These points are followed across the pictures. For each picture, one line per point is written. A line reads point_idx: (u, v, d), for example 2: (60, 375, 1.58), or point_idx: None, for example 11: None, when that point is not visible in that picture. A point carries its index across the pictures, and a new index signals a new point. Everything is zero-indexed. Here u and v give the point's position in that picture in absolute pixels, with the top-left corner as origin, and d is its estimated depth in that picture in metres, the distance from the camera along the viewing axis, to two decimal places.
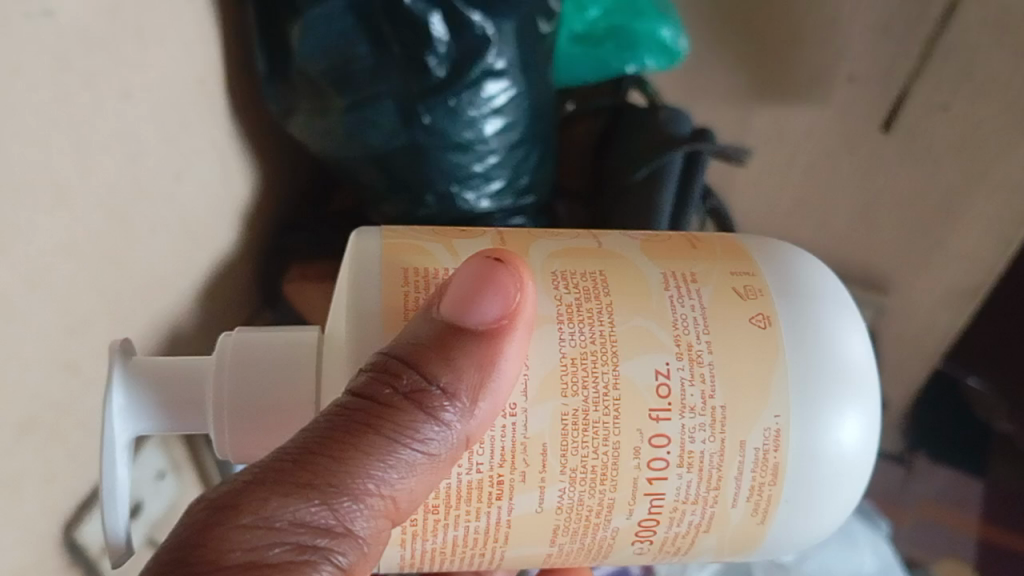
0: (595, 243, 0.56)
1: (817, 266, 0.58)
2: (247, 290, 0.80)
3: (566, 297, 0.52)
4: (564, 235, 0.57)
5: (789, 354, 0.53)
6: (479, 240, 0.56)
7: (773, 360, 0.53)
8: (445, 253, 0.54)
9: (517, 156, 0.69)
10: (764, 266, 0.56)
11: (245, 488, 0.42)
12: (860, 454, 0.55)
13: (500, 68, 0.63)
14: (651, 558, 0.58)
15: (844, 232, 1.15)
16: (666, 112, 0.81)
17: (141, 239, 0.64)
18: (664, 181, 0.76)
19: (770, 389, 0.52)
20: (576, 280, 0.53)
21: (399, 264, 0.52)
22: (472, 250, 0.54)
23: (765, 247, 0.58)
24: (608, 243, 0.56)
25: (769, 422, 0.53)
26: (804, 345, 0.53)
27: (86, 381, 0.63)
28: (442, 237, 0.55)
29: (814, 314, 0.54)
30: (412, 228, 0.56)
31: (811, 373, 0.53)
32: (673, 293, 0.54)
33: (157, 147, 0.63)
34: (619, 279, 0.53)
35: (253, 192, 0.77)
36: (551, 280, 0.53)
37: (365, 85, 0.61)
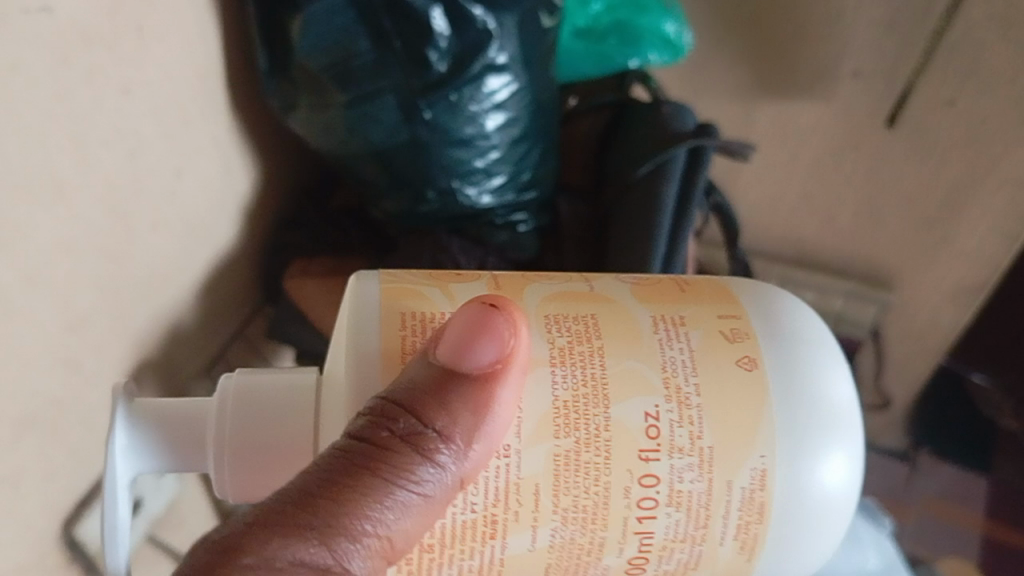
0: (587, 286, 0.56)
1: (802, 309, 0.58)
2: (249, 288, 0.80)
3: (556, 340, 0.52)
4: (556, 278, 0.57)
5: (775, 398, 0.53)
6: (474, 283, 0.55)
7: (762, 404, 0.53)
8: (442, 298, 0.53)
9: (518, 152, 0.68)
10: (750, 309, 0.56)
11: (245, 531, 0.41)
12: (843, 492, 0.55)
13: (501, 63, 0.62)
14: None
15: (848, 228, 1.14)
16: (671, 108, 0.80)
17: (141, 235, 0.64)
18: (666, 177, 0.75)
19: (758, 433, 0.52)
20: (568, 325, 0.53)
21: (397, 309, 0.52)
22: (467, 295, 0.54)
23: (750, 289, 0.58)
24: (599, 286, 0.56)
25: (756, 462, 0.52)
26: (790, 389, 0.53)
27: (89, 375, 0.63)
28: (438, 281, 0.55)
29: (801, 358, 0.54)
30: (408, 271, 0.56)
31: (798, 417, 0.53)
32: (662, 335, 0.53)
33: (157, 142, 0.63)
34: (619, 329, 0.53)
35: (255, 188, 0.77)
36: (545, 323, 0.53)
37: (366, 80, 0.60)
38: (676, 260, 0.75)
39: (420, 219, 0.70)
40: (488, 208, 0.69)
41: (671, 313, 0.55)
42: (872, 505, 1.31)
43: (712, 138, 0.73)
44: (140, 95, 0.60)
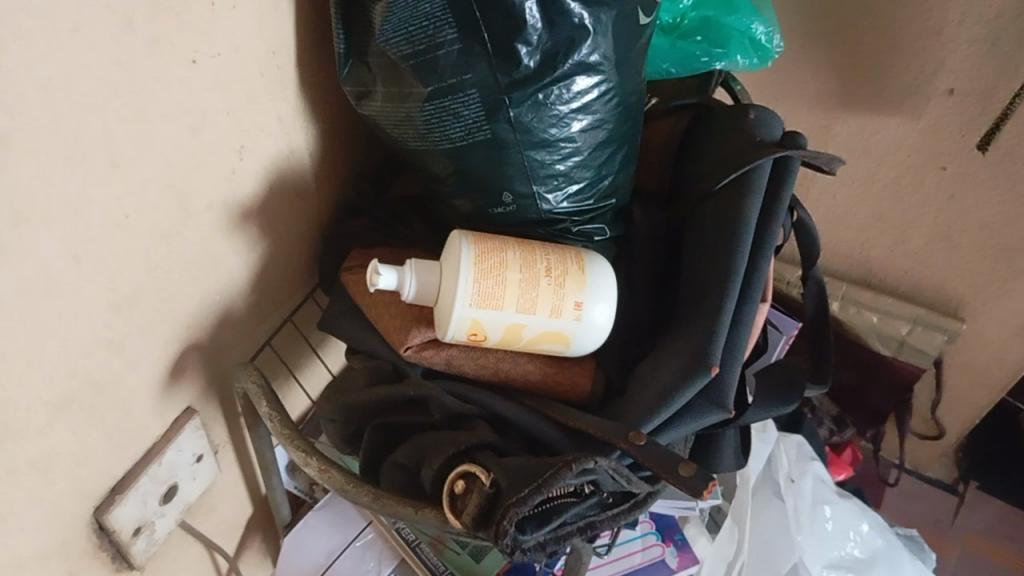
0: (478, 288, 0.57)
1: (535, 286, 0.58)
2: (305, 275, 0.76)
3: (516, 275, 0.58)
4: (506, 310, 0.58)
5: (445, 311, 0.58)
6: (488, 288, 0.57)
7: (443, 306, 0.58)
8: (479, 307, 0.57)
9: (602, 156, 0.64)
10: (453, 273, 0.58)
11: None
12: (577, 324, 0.60)
13: (594, 61, 0.59)
14: (585, 277, 0.60)
15: (922, 251, 1.09)
16: (757, 114, 0.75)
17: (198, 214, 0.61)
18: (751, 188, 0.68)
19: (503, 319, 0.58)
20: (485, 262, 0.58)
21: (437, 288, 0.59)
22: (488, 306, 0.58)
23: (454, 262, 0.58)
24: (492, 295, 0.57)
25: (489, 337, 0.59)
26: (500, 331, 0.59)
27: (133, 358, 0.60)
28: (474, 283, 0.57)
29: (529, 311, 0.58)
30: (480, 271, 0.58)
31: (528, 323, 0.59)
32: (523, 297, 0.58)
33: (221, 119, 0.59)
34: (499, 280, 0.58)
35: (324, 173, 0.73)
36: (484, 279, 0.58)
37: (450, 73, 0.57)
38: (758, 280, 0.66)
39: (492, 223, 0.65)
40: (565, 217, 0.65)
41: (539, 258, 0.60)
42: (915, 536, 1.26)
43: (800, 145, 0.67)
44: (207, 66, 0.56)
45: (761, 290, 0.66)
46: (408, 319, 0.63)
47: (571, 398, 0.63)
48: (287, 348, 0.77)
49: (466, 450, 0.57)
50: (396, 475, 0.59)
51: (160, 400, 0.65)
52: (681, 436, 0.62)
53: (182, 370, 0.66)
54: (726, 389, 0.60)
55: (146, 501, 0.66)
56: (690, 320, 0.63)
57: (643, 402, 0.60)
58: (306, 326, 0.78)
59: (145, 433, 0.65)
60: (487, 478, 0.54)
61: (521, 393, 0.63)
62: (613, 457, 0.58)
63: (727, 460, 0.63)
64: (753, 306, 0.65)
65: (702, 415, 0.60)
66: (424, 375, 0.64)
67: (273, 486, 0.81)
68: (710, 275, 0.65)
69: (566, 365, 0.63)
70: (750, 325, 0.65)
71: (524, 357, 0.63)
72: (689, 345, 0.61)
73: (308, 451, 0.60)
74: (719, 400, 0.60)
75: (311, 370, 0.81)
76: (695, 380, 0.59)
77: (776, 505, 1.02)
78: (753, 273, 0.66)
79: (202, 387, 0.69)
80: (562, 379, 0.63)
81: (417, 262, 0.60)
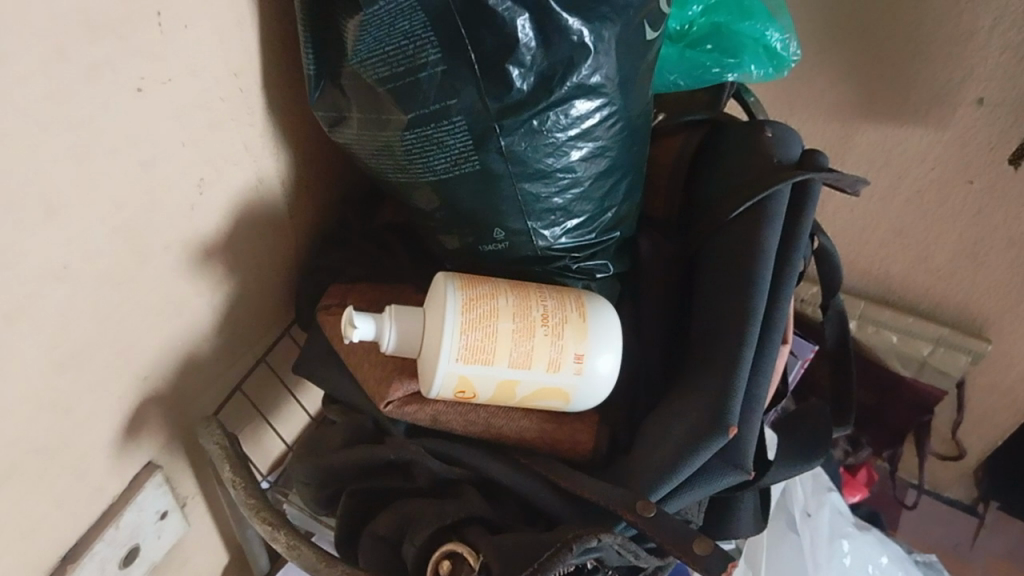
0: (464, 342, 0.51)
1: (531, 338, 0.52)
2: (278, 311, 0.69)
3: (508, 325, 0.52)
4: (498, 366, 0.51)
5: (429, 368, 0.52)
6: (477, 342, 0.51)
7: (426, 362, 0.52)
8: (467, 364, 0.51)
9: (605, 186, 0.58)
10: (436, 324, 0.52)
11: None
12: (578, 379, 0.53)
13: (596, 83, 0.52)
14: (587, 323, 0.54)
15: (945, 268, 1.02)
16: (774, 132, 0.69)
17: (153, 257, 0.54)
18: (770, 218, 0.61)
19: (494, 377, 0.52)
20: (474, 312, 0.51)
21: (419, 340, 0.53)
22: (476, 362, 0.51)
23: (438, 311, 0.52)
24: (482, 350, 0.51)
25: (478, 395, 0.53)
26: (490, 389, 0.52)
27: (84, 418, 0.54)
28: (460, 336, 0.51)
29: (523, 367, 0.52)
30: (468, 322, 0.51)
31: (522, 380, 0.52)
32: (516, 352, 0.51)
33: (178, 151, 0.53)
34: (489, 332, 0.51)
35: (301, 203, 0.67)
36: (472, 331, 0.51)
37: (433, 98, 0.50)
38: (779, 320, 0.59)
39: (483, 261, 0.59)
40: (564, 253, 0.59)
41: (535, 303, 0.53)
42: (936, 563, 1.20)
43: (822, 168, 0.61)
44: (155, 95, 0.49)
45: (782, 331, 0.59)
46: (388, 370, 0.56)
47: (572, 456, 0.57)
48: (260, 392, 0.70)
49: (453, 525, 0.50)
50: (377, 549, 0.52)
51: (117, 458, 0.59)
52: (694, 501, 0.55)
53: (141, 424, 0.60)
54: (744, 448, 0.54)
55: (103, 568, 0.59)
56: (703, 368, 0.57)
57: (653, 466, 0.53)
58: (282, 366, 0.72)
59: (100, 496, 0.58)
60: (475, 562, 0.48)
61: (517, 451, 0.56)
62: (617, 529, 0.51)
63: (745, 525, 0.57)
64: (773, 350, 0.58)
65: (717, 477, 0.53)
66: (407, 433, 0.57)
67: (247, 537, 0.75)
68: (725, 315, 0.58)
69: (565, 420, 0.56)
70: (770, 371, 0.58)
71: (519, 412, 0.56)
72: (704, 397, 0.54)
73: (275, 523, 0.54)
74: (737, 460, 0.53)
75: (288, 412, 0.75)
76: (711, 441, 0.52)
77: (790, 542, 0.96)
78: (773, 313, 0.59)
79: (165, 439, 0.63)
80: (562, 436, 0.56)
81: (397, 309, 0.53)
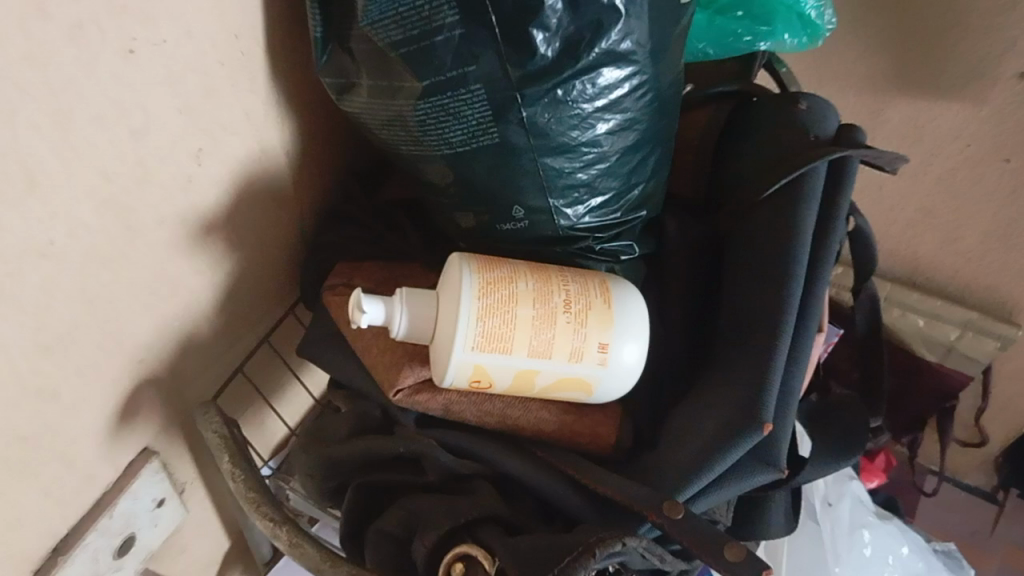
0: (480, 330, 0.47)
1: (552, 325, 0.48)
2: (281, 290, 0.66)
3: (527, 312, 0.48)
4: (517, 355, 0.48)
5: (441, 357, 0.48)
6: (494, 329, 0.47)
7: (439, 350, 0.48)
8: (483, 353, 0.47)
9: (632, 162, 0.54)
10: (451, 309, 0.48)
11: None
12: (601, 370, 0.50)
13: (626, 50, 0.48)
14: (612, 309, 0.50)
15: (976, 251, 0.98)
16: (809, 104, 0.65)
17: (145, 232, 0.50)
18: (807, 197, 0.57)
19: (512, 368, 0.48)
20: (490, 297, 0.48)
21: (432, 326, 0.49)
22: (492, 351, 0.47)
23: (452, 297, 0.48)
24: (499, 338, 0.47)
25: (494, 386, 0.49)
26: (507, 380, 0.49)
27: (72, 404, 0.50)
28: (476, 323, 0.47)
29: (544, 357, 0.48)
30: (485, 308, 0.47)
31: (542, 371, 0.49)
32: (536, 341, 0.48)
33: (171, 119, 0.49)
34: (507, 319, 0.47)
35: (306, 175, 0.63)
36: (489, 318, 0.47)
37: (449, 64, 0.46)
38: (815, 307, 0.55)
39: (500, 240, 0.55)
40: (587, 234, 0.55)
41: (557, 288, 0.50)
42: (956, 553, 1.16)
43: (862, 144, 0.57)
44: (148, 57, 0.46)
45: (817, 318, 0.56)
46: (397, 356, 0.53)
47: (592, 449, 0.53)
48: (263, 374, 0.67)
49: (466, 525, 0.47)
50: (381, 546, 0.49)
51: (109, 444, 0.55)
52: (723, 501, 0.52)
53: (135, 409, 0.56)
54: (777, 445, 0.50)
55: (96, 559, 0.56)
56: (734, 358, 0.53)
57: (681, 463, 0.50)
58: (285, 347, 0.68)
59: (91, 484, 0.55)
60: (490, 567, 0.45)
61: (534, 444, 0.53)
62: (640, 531, 0.48)
63: (776, 526, 0.54)
64: (808, 338, 0.54)
65: (748, 477, 0.50)
66: (417, 424, 0.54)
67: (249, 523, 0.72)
68: (758, 302, 0.54)
69: (585, 412, 0.53)
70: (806, 362, 0.54)
71: (537, 403, 0.53)
72: (736, 389, 0.51)
73: (277, 519, 0.50)
74: (770, 457, 0.50)
75: (291, 394, 0.71)
76: (744, 438, 0.48)
77: (807, 534, 0.92)
78: (809, 300, 0.55)
79: (161, 424, 0.60)
80: (582, 429, 0.53)
81: (408, 292, 0.49)
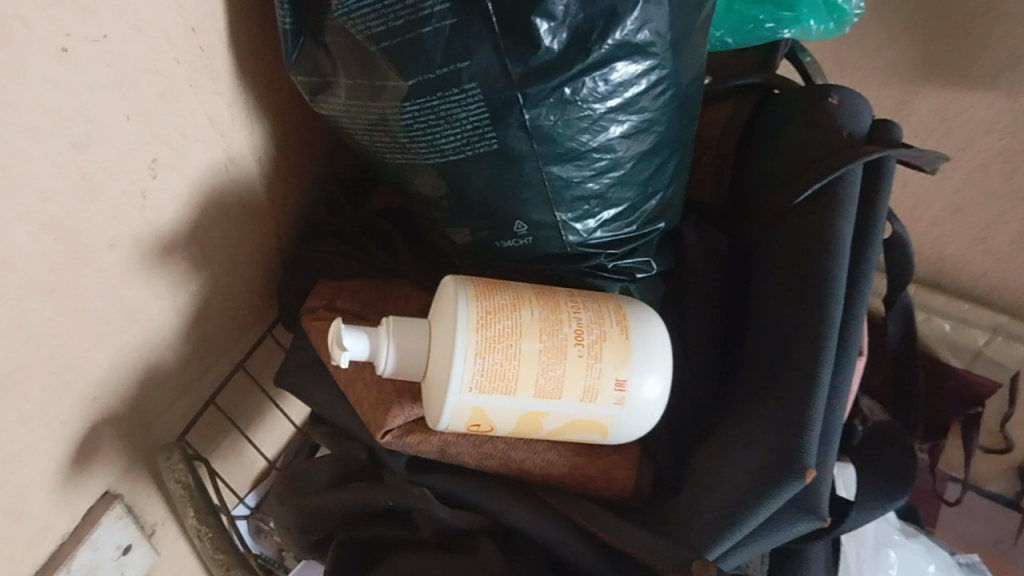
0: (479, 368, 0.41)
1: (562, 361, 0.42)
2: (256, 310, 0.59)
3: (533, 345, 0.42)
4: (521, 396, 0.42)
5: (435, 399, 0.42)
6: (494, 366, 0.41)
7: (433, 390, 0.42)
8: (482, 395, 0.41)
9: (649, 169, 0.47)
10: (445, 342, 0.42)
11: None
12: (618, 410, 0.43)
13: (643, 42, 0.42)
14: (630, 338, 0.43)
15: (1006, 251, 0.91)
16: (842, 99, 0.58)
17: (95, 254, 0.44)
18: (846, 202, 0.50)
19: (515, 410, 0.42)
20: (490, 329, 0.41)
21: (423, 361, 0.43)
22: (493, 392, 0.41)
23: (446, 329, 0.42)
24: (500, 377, 0.41)
25: (495, 429, 0.43)
26: (510, 423, 0.43)
27: (15, 452, 0.44)
28: (474, 360, 0.41)
29: (553, 397, 0.42)
30: (483, 342, 0.41)
31: (550, 412, 0.42)
32: (543, 379, 0.42)
33: (121, 126, 0.42)
34: (510, 354, 0.41)
35: (282, 183, 0.57)
36: (489, 353, 0.41)
37: (440, 60, 0.40)
38: (855, 328, 0.49)
39: (500, 258, 0.49)
40: (598, 250, 0.48)
41: (566, 316, 0.43)
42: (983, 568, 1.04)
43: (904, 144, 0.50)
44: (87, 56, 0.39)
45: (858, 341, 0.50)
46: (386, 392, 0.47)
47: (607, 495, 0.47)
48: (237, 402, 0.60)
49: None
50: None
51: (63, 492, 0.49)
52: (757, 553, 0.45)
53: (92, 452, 0.50)
54: (818, 491, 0.44)
55: None
56: (765, 390, 0.47)
57: (708, 515, 0.44)
58: (262, 372, 0.62)
59: (44, 538, 0.49)
60: None
61: (542, 490, 0.47)
62: None
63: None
64: (850, 365, 0.48)
65: (786, 526, 0.44)
66: (409, 468, 0.47)
67: None
68: (792, 325, 0.48)
69: (599, 452, 0.47)
70: (848, 391, 0.48)
71: (544, 443, 0.46)
72: (770, 428, 0.44)
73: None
74: (809, 503, 0.44)
75: (268, 422, 0.65)
76: (784, 487, 0.42)
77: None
78: (850, 321, 0.49)
79: (124, 465, 0.53)
80: (596, 472, 0.46)
81: (396, 321, 0.43)
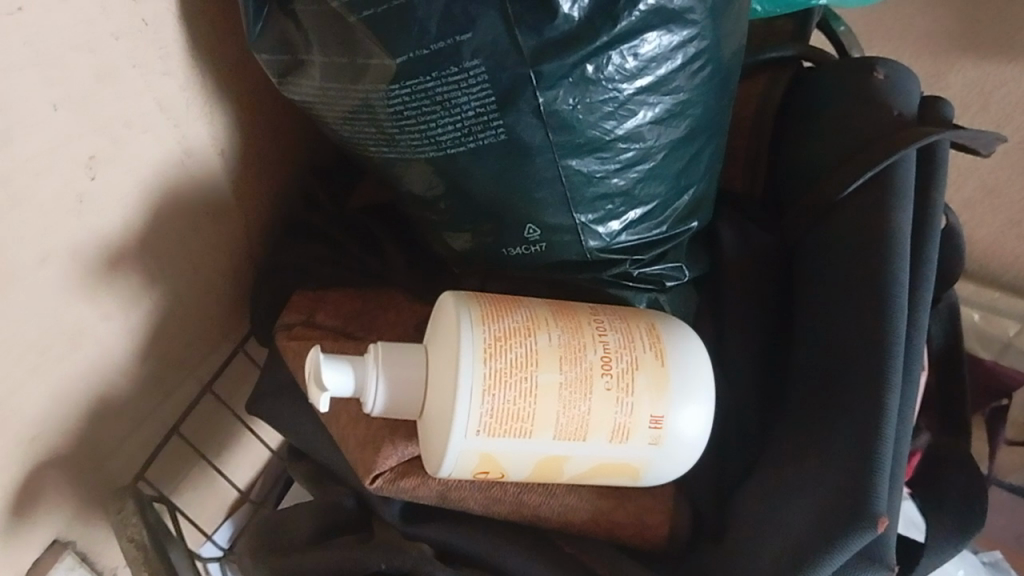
0: (488, 407, 0.34)
1: (588, 395, 0.35)
2: (223, 324, 0.52)
3: (551, 378, 0.34)
4: (540, 438, 0.35)
5: (435, 445, 0.35)
6: (507, 403, 0.34)
7: (432, 433, 0.35)
8: (494, 440, 0.34)
9: (683, 160, 0.40)
10: (445, 376, 0.35)
11: None
12: (653, 453, 0.36)
13: (678, 7, 0.35)
14: (666, 363, 0.36)
15: None
16: (888, 73, 0.51)
17: (18, 272, 0.36)
18: (904, 191, 0.43)
19: (532, 456, 0.35)
20: (500, 358, 0.34)
21: (420, 396, 0.36)
22: (507, 434, 0.34)
23: (448, 359, 0.35)
24: (514, 418, 0.34)
25: (508, 476, 0.36)
26: (525, 470, 0.36)
27: None
28: (482, 398, 0.34)
29: (576, 440, 0.35)
30: (493, 376, 0.34)
31: (573, 456, 0.35)
32: (566, 419, 0.35)
33: (47, 116, 0.34)
34: (526, 390, 0.34)
35: (250, 179, 0.49)
36: (499, 389, 0.34)
37: (438, 31, 0.33)
38: (919, 341, 0.42)
39: (508, 266, 0.42)
40: (623, 255, 0.41)
41: (590, 339, 0.36)
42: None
43: (965, 124, 0.43)
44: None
45: (923, 356, 0.43)
46: (375, 429, 0.39)
47: (636, 542, 0.41)
48: (205, 429, 0.53)
49: None
50: None
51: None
52: None
53: (31, 500, 0.42)
54: (887, 537, 0.37)
55: None
56: (821, 417, 0.40)
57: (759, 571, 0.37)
58: (232, 393, 0.55)
59: None
60: None
61: (561, 539, 0.40)
62: None
63: None
64: (915, 384, 0.41)
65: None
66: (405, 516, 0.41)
67: None
68: (848, 339, 0.41)
69: (628, 494, 0.40)
70: (914, 416, 0.41)
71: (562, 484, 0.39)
72: (828, 464, 0.38)
73: None
74: (877, 553, 0.37)
75: (242, 448, 0.58)
76: (854, 540, 0.35)
77: None
78: (913, 332, 0.42)
79: (74, 510, 0.46)
80: (623, 517, 0.40)
81: (387, 346, 0.36)
